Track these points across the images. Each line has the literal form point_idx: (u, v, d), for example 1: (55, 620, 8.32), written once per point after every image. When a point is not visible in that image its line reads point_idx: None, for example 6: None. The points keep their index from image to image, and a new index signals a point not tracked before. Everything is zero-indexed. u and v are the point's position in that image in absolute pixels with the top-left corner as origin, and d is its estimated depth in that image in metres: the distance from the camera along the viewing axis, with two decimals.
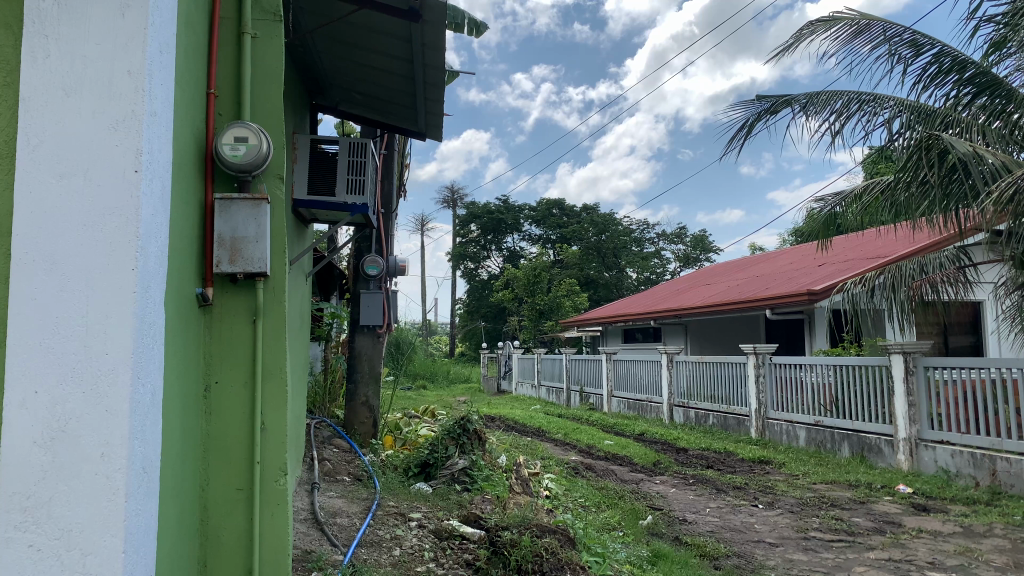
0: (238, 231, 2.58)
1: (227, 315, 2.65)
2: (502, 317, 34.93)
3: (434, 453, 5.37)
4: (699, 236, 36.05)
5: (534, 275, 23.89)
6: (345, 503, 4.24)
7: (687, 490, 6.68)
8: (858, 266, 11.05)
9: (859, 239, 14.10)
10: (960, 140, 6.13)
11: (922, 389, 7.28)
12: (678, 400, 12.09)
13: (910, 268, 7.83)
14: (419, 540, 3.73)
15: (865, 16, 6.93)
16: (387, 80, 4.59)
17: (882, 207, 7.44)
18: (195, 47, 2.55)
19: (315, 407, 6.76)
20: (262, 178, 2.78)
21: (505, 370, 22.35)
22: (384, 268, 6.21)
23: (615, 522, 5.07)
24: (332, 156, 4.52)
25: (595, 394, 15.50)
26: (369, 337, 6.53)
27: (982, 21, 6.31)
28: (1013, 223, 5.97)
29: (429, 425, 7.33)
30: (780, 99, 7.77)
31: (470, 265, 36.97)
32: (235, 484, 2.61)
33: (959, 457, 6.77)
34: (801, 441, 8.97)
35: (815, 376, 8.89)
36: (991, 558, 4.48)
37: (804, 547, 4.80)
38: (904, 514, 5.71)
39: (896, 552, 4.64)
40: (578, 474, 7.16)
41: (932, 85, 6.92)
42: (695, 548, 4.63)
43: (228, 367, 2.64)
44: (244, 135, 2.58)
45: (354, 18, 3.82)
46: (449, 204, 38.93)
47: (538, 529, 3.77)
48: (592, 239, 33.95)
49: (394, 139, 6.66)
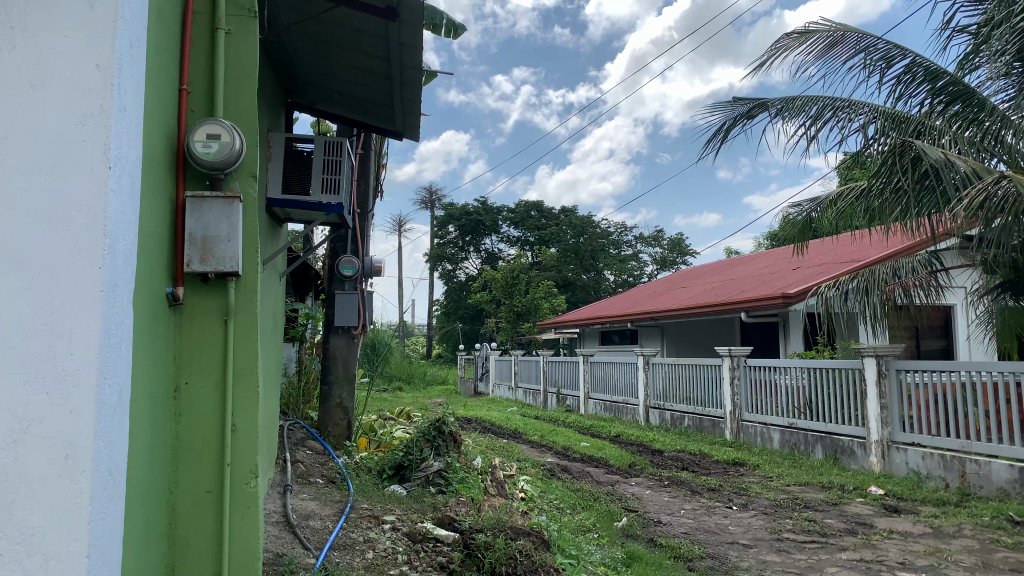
0: (210, 230, 2.54)
1: (198, 315, 2.62)
2: (480, 319, 34.90)
3: (408, 455, 5.33)
4: (676, 240, 36.33)
5: (512, 277, 23.91)
6: (318, 505, 4.20)
7: (662, 491, 6.71)
8: (833, 270, 11.16)
9: (835, 243, 14.22)
10: (933, 147, 6.21)
11: (894, 392, 7.37)
12: (654, 402, 12.14)
13: (883, 272, 7.91)
14: (392, 543, 3.69)
15: (839, 27, 7.03)
16: (364, 79, 4.56)
17: (856, 212, 7.48)
18: (167, 43, 2.52)
19: (288, 409, 6.69)
20: (235, 176, 2.75)
21: (482, 372, 22.30)
22: (359, 269, 6.19)
23: (590, 524, 5.08)
24: (307, 155, 4.48)
25: (572, 395, 15.53)
26: (344, 338, 6.48)
27: (955, 31, 6.42)
28: (984, 229, 6.07)
29: (405, 427, 7.30)
30: (757, 104, 7.83)
31: (448, 266, 36.53)
32: (204, 486, 2.57)
33: (929, 459, 6.84)
34: (775, 444, 9.03)
35: (789, 379, 8.96)
36: (959, 559, 4.54)
37: (777, 548, 4.83)
38: (876, 515, 5.76)
39: (867, 553, 4.68)
40: (553, 476, 7.15)
41: (907, 94, 7.01)
42: (669, 549, 4.65)
43: (198, 368, 2.61)
44: (217, 131, 2.55)
45: (330, 16, 3.80)
46: (427, 205, 38.85)
47: (512, 532, 3.76)
48: (569, 241, 34.11)
49: (370, 139, 6.62)
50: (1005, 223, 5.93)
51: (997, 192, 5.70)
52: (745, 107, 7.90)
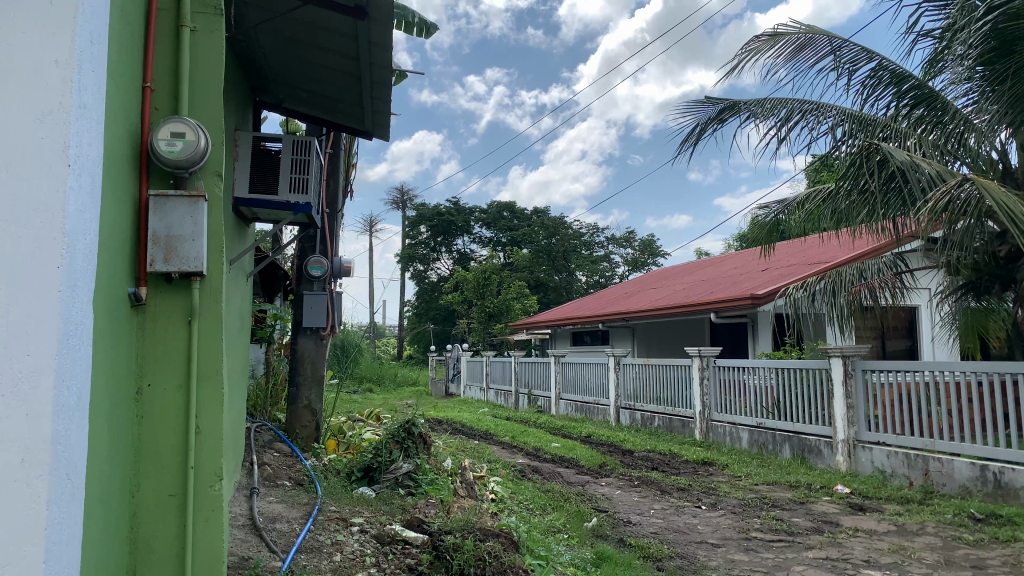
0: (174, 229, 2.51)
1: (161, 316, 2.58)
2: (452, 320, 34.82)
3: (377, 457, 5.29)
4: (648, 240, 36.58)
5: (484, 278, 23.91)
6: (286, 508, 4.16)
7: (632, 491, 6.75)
8: (800, 272, 11.30)
9: (802, 245, 14.41)
10: (898, 149, 6.31)
11: (860, 391, 7.47)
12: (624, 402, 12.20)
13: (850, 273, 8.03)
14: (360, 545, 3.66)
15: (808, 30, 7.11)
16: (333, 78, 4.53)
17: (823, 215, 7.58)
18: (130, 38, 2.47)
19: (255, 410, 6.60)
20: (200, 175, 2.71)
21: (453, 373, 22.23)
22: (328, 269, 6.17)
23: (560, 525, 5.08)
24: (275, 154, 4.44)
25: (543, 396, 15.56)
26: (312, 338, 6.42)
27: (920, 35, 6.53)
28: (948, 231, 6.18)
29: (374, 429, 7.25)
30: (727, 106, 7.90)
31: (420, 267, 36.35)
32: (168, 490, 2.53)
33: (894, 457, 6.95)
34: (744, 443, 9.11)
35: (758, 379, 9.05)
36: (922, 556, 4.61)
37: (745, 547, 4.87)
38: (842, 514, 5.84)
39: (833, 551, 4.73)
40: (524, 477, 7.15)
41: (874, 96, 7.12)
42: (639, 550, 4.66)
43: (162, 369, 2.57)
44: (181, 130, 2.51)
45: (299, 14, 3.77)
46: (399, 206, 38.65)
47: (481, 533, 3.75)
48: (541, 242, 34.20)
49: (340, 138, 6.58)
50: (968, 225, 6.06)
51: (960, 195, 5.82)
52: (716, 110, 7.96)
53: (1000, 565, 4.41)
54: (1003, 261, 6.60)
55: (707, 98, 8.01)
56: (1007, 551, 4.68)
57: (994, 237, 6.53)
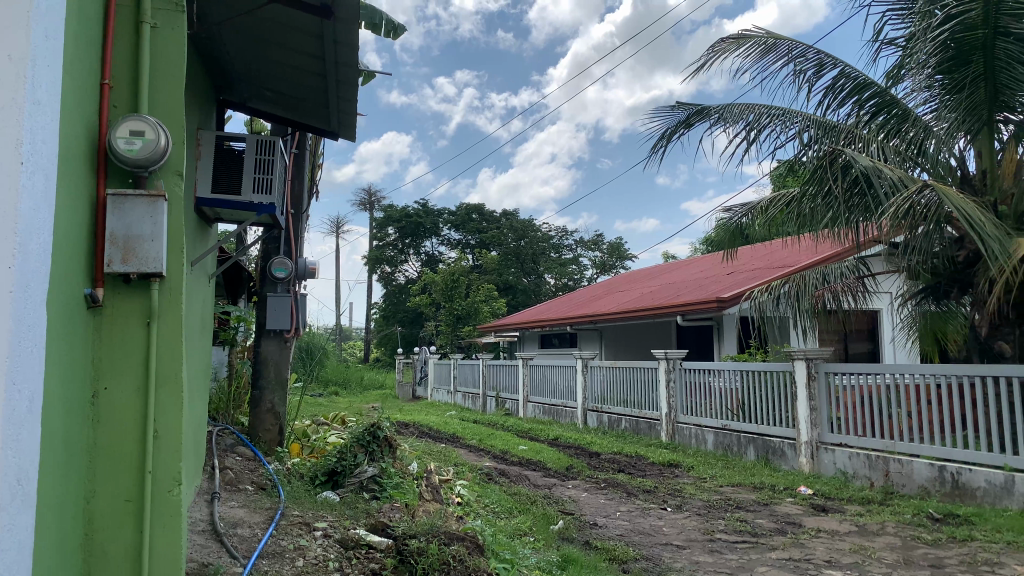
0: (133, 229, 2.46)
1: (119, 319, 2.52)
2: (420, 322, 34.71)
3: (342, 461, 5.22)
4: (615, 244, 36.81)
5: (452, 280, 23.89)
6: (247, 513, 4.09)
7: (598, 494, 6.77)
8: (764, 275, 11.44)
9: (767, 249, 14.58)
10: (862, 155, 6.40)
11: (823, 393, 7.58)
12: (592, 404, 12.24)
13: (813, 278, 8.14)
14: (323, 550, 3.61)
15: (772, 35, 7.20)
16: (298, 77, 4.48)
17: (788, 220, 7.68)
18: (87, 35, 2.42)
19: (217, 414, 6.49)
20: (160, 174, 2.66)
21: (420, 376, 22.11)
22: (293, 271, 6.11)
23: (526, 528, 5.07)
24: (238, 153, 4.39)
25: (510, 399, 15.56)
26: (276, 341, 6.34)
27: (883, 43, 6.65)
28: (910, 236, 6.30)
29: (339, 432, 7.19)
30: (695, 110, 7.96)
31: (387, 269, 36.18)
32: (124, 495, 2.47)
33: (855, 459, 7.05)
34: (709, 445, 9.20)
35: (723, 381, 9.13)
36: (882, 556, 4.68)
37: (710, 548, 4.91)
38: (804, 515, 5.91)
39: (795, 552, 4.79)
40: (490, 480, 7.14)
41: (836, 103, 7.24)
42: (604, 552, 4.67)
43: (119, 373, 2.51)
44: (140, 128, 2.46)
45: (262, 12, 3.72)
46: (367, 207, 38.39)
47: (446, 537, 3.75)
48: (510, 244, 34.27)
49: (305, 138, 6.51)
50: (928, 230, 6.18)
51: (921, 200, 5.92)
52: (684, 114, 8.02)
53: (957, 564, 4.49)
54: (961, 265, 6.67)
55: (675, 103, 8.07)
56: (964, 550, 4.77)
57: (952, 242, 6.67)
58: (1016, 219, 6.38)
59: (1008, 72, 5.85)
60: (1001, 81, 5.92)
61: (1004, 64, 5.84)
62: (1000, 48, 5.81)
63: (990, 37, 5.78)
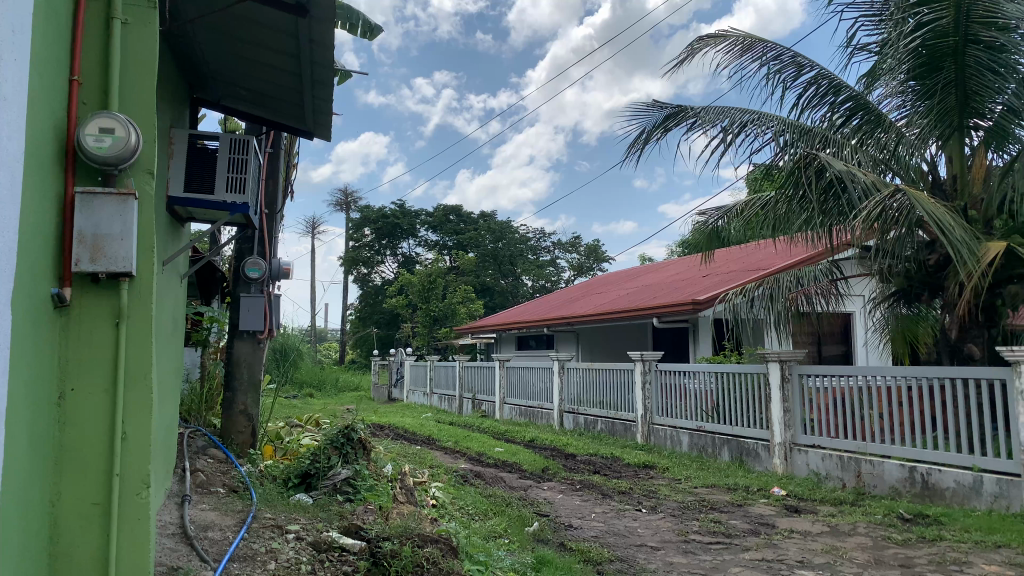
0: (102, 228, 2.42)
1: (86, 318, 2.48)
2: (396, 323, 34.57)
3: (315, 463, 5.16)
4: (593, 246, 36.91)
5: (429, 282, 23.85)
6: (218, 516, 4.04)
7: (573, 495, 6.78)
8: (739, 278, 11.53)
9: (742, 251, 14.69)
10: (836, 159, 6.46)
11: (797, 395, 7.65)
12: (568, 406, 12.26)
13: (787, 280, 8.22)
14: (295, 553, 3.57)
15: (750, 35, 7.27)
16: (272, 76, 4.45)
17: (762, 223, 7.75)
18: (55, 31, 2.38)
19: (188, 416, 6.40)
20: (130, 172, 2.62)
21: (396, 378, 21.99)
22: (266, 271, 6.06)
23: (501, 530, 5.06)
24: (212, 152, 4.35)
25: (487, 401, 15.54)
26: (249, 342, 6.28)
27: (857, 49, 6.74)
28: (881, 239, 6.38)
29: (313, 434, 7.12)
30: (672, 113, 8.02)
31: (364, 270, 35.98)
32: (91, 498, 2.43)
33: (828, 460, 7.11)
34: (684, 446, 9.25)
35: (698, 383, 9.20)
36: (853, 556, 4.73)
37: (684, 550, 4.93)
38: (777, 516, 5.96)
39: (768, 552, 4.82)
40: (466, 482, 7.12)
41: (811, 107, 7.31)
42: (578, 554, 4.67)
43: (86, 373, 2.47)
44: (110, 125, 2.43)
45: (236, 10, 3.69)
46: (343, 208, 38.19)
47: (420, 539, 3.75)
48: (487, 245, 34.25)
49: (280, 137, 6.47)
50: (900, 233, 6.25)
51: (893, 205, 6.00)
52: (661, 116, 8.07)
53: (927, 564, 4.54)
54: (932, 269, 6.77)
55: (653, 104, 8.10)
56: (934, 549, 4.83)
57: (923, 246, 6.76)
58: (985, 224, 6.51)
59: (978, 79, 5.94)
60: (971, 88, 6.01)
61: (974, 71, 5.93)
62: (970, 55, 5.90)
63: (961, 44, 5.88)
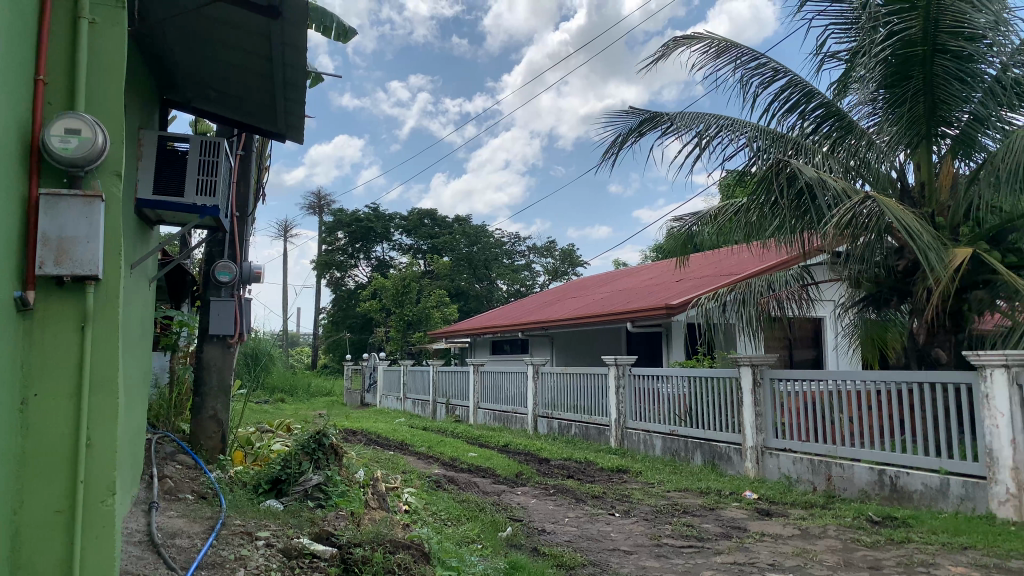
0: (67, 231, 2.39)
1: (50, 322, 2.43)
2: (369, 328, 34.40)
3: (286, 468, 5.14)
4: (567, 250, 36.99)
5: (403, 286, 23.77)
6: (186, 523, 3.98)
7: (546, 500, 6.77)
8: (712, 283, 11.62)
9: (715, 256, 14.80)
10: (807, 166, 6.54)
11: (768, 400, 7.72)
12: (542, 411, 12.26)
13: (759, 285, 8.30)
14: (265, 560, 3.52)
15: (724, 39, 7.34)
16: (243, 78, 4.41)
17: (735, 228, 7.82)
18: (20, 29, 2.33)
19: (157, 421, 6.31)
20: (97, 174, 2.57)
21: (369, 382, 21.85)
22: (237, 275, 6.00)
23: (474, 535, 5.03)
24: (182, 154, 4.31)
25: (460, 405, 15.51)
26: (219, 346, 6.21)
27: (827, 56, 6.83)
28: (852, 245, 6.46)
29: (284, 439, 7.05)
30: (647, 118, 8.06)
31: (337, 274, 35.75)
32: (53, 506, 2.38)
33: (799, 463, 7.17)
34: (657, 450, 9.29)
35: (671, 387, 9.25)
36: (823, 558, 4.77)
37: (657, 553, 4.95)
38: (749, 519, 6.00)
39: (740, 556, 4.86)
40: (439, 488, 7.09)
41: (783, 114, 7.39)
42: (552, 558, 4.67)
43: (50, 378, 2.42)
44: (76, 126, 2.39)
45: (208, 11, 3.65)
46: (316, 211, 37.93)
47: (391, 545, 3.77)
48: (462, 249, 34.25)
49: (252, 139, 6.40)
50: (869, 239, 6.33)
51: (863, 211, 6.06)
52: (635, 121, 8.11)
53: (895, 566, 4.59)
54: (901, 275, 6.86)
55: (628, 109, 8.14)
56: (901, 551, 4.89)
57: (892, 252, 6.87)
58: (952, 230, 6.58)
59: (945, 88, 6.07)
60: (939, 96, 6.13)
61: (942, 80, 6.06)
62: (938, 64, 6.02)
63: (929, 53, 5.99)
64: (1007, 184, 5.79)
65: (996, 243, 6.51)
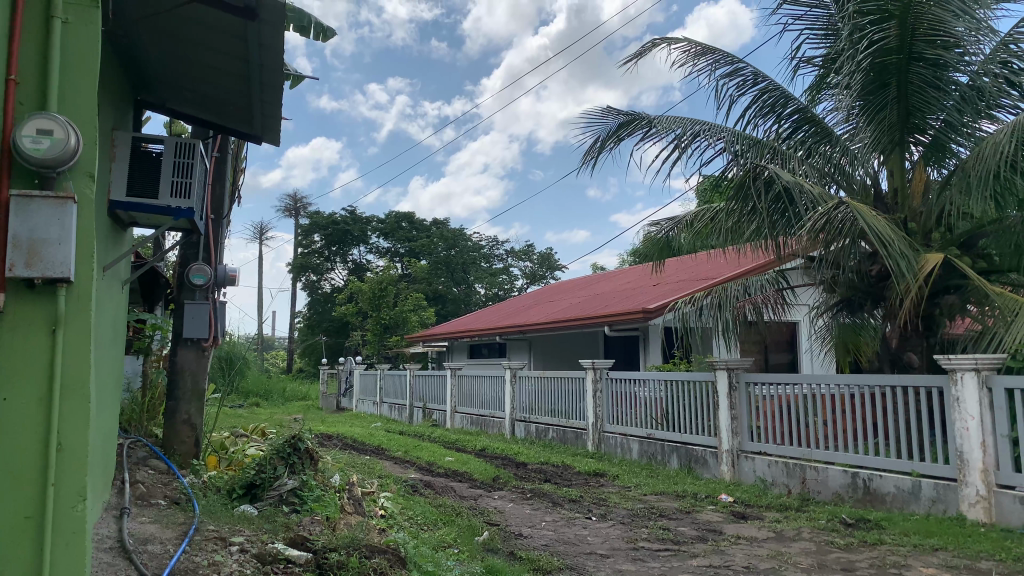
0: (38, 233, 2.36)
1: (19, 324, 2.39)
2: (345, 331, 34.21)
3: (261, 474, 5.10)
4: (546, 254, 37.07)
5: (380, 289, 23.69)
6: (159, 528, 3.94)
7: (523, 504, 6.76)
8: (688, 288, 11.71)
9: (692, 261, 14.90)
10: (783, 171, 6.59)
11: (743, 403, 7.78)
12: (520, 415, 12.25)
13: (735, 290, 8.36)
14: (238, 565, 3.48)
15: (700, 43, 7.39)
16: (219, 79, 4.37)
17: (712, 232, 7.88)
18: None
19: (128, 426, 6.22)
20: (69, 174, 2.53)
21: (345, 387, 21.71)
22: (211, 278, 5.95)
23: (450, 540, 5.01)
24: (156, 156, 4.27)
25: (438, 410, 15.46)
26: (193, 349, 6.14)
27: (802, 61, 6.90)
28: (825, 250, 6.52)
29: (258, 444, 6.99)
30: (626, 121, 8.10)
31: (313, 277, 35.53)
32: (23, 511, 2.34)
33: (774, 467, 7.23)
34: (634, 454, 9.33)
35: (648, 391, 9.29)
36: (797, 560, 4.81)
37: (633, 556, 4.97)
38: (725, 522, 6.04)
39: (715, 558, 4.89)
40: (415, 492, 7.05)
41: (759, 119, 7.46)
42: (528, 562, 4.67)
43: (20, 381, 2.39)
44: (48, 127, 2.36)
45: (184, 11, 3.62)
46: (292, 213, 37.65)
47: (367, 549, 3.77)
48: (439, 253, 34.21)
49: (227, 141, 6.35)
50: (843, 244, 6.38)
51: (838, 216, 6.09)
52: (614, 125, 8.15)
53: (867, 567, 4.65)
54: (874, 280, 6.94)
55: (607, 112, 8.17)
56: (873, 552, 4.95)
57: (866, 257, 6.94)
58: (923, 236, 6.66)
59: (920, 95, 6.16)
60: (914, 103, 6.23)
61: (918, 88, 6.14)
62: (914, 72, 6.10)
63: (904, 61, 6.06)
64: (976, 189, 5.88)
65: (967, 248, 6.62)
